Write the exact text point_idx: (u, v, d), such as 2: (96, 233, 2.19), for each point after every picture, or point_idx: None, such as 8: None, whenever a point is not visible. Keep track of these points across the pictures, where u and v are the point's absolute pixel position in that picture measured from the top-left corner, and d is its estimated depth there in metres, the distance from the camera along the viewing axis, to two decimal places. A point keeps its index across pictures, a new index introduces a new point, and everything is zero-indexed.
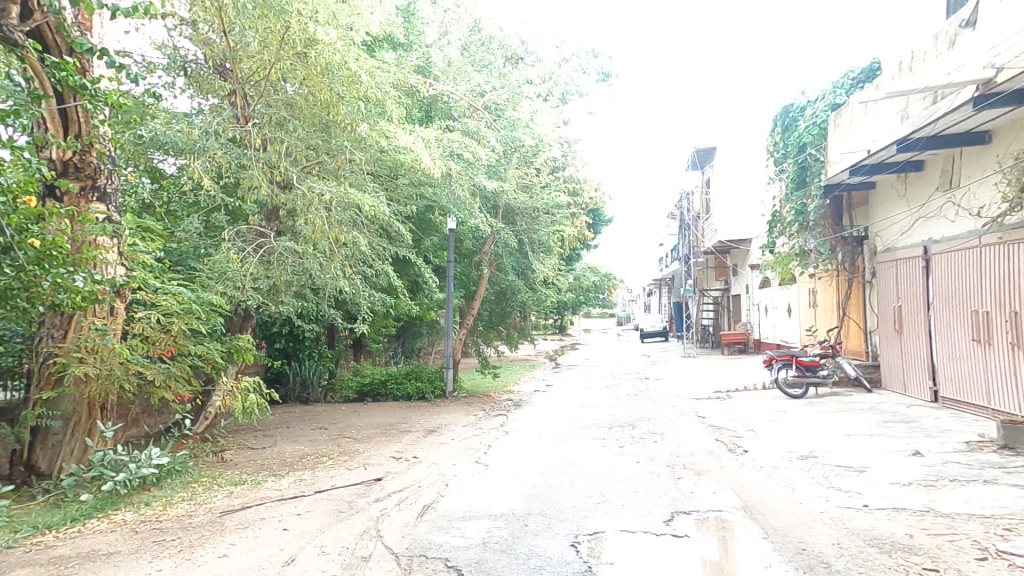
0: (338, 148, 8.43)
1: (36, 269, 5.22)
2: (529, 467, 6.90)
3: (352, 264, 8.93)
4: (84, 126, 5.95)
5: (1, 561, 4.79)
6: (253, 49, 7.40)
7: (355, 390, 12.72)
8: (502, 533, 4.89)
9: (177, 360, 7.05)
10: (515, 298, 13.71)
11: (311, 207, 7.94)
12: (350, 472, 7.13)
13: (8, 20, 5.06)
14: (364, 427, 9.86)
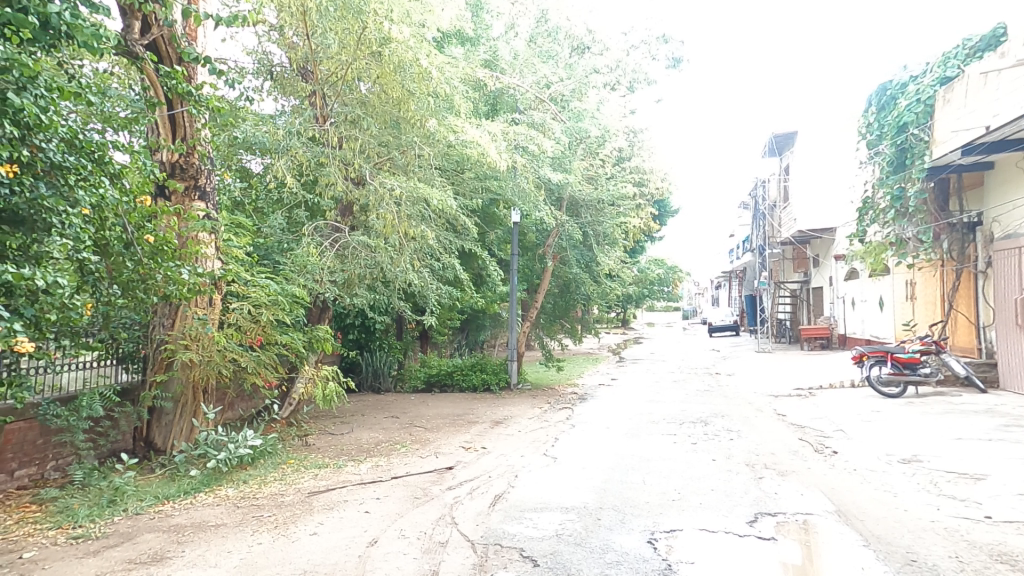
0: (408, 144, 8.66)
1: (151, 263, 5.81)
2: (599, 462, 6.85)
3: (420, 258, 9.21)
4: (189, 130, 6.55)
5: (131, 527, 5.35)
6: (333, 50, 7.77)
7: (423, 380, 13.11)
8: (575, 527, 4.89)
9: (266, 348, 7.60)
10: (579, 291, 13.62)
11: (382, 201, 8.22)
12: (423, 460, 7.36)
13: (131, 35, 5.68)
14: (432, 417, 10.14)
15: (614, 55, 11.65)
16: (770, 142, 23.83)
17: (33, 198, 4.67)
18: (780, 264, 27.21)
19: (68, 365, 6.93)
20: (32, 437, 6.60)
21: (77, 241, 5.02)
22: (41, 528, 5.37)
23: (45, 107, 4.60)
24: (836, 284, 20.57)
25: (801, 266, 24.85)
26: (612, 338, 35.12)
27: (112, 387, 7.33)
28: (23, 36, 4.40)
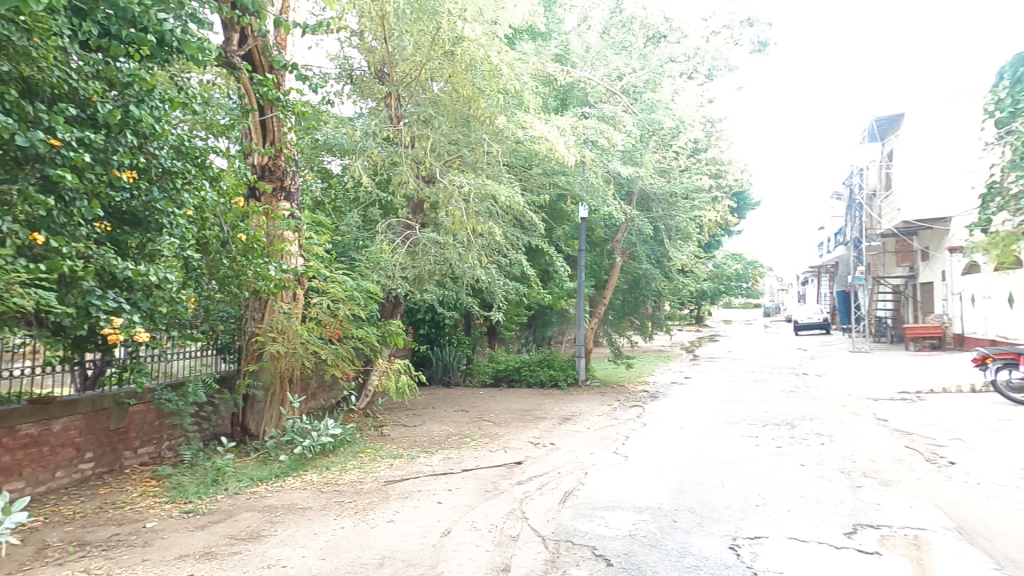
0: (478, 141, 8.71)
1: (243, 260, 6.46)
2: (674, 462, 6.64)
3: (487, 254, 9.34)
4: (278, 134, 7.08)
5: (229, 504, 5.99)
6: (408, 52, 8.02)
7: (491, 374, 13.28)
8: (649, 527, 4.75)
9: (343, 342, 8.03)
10: (650, 288, 13.24)
11: (452, 198, 8.36)
12: (493, 454, 7.44)
13: (230, 47, 6.24)
14: (501, 411, 10.25)
15: (693, 43, 11.40)
16: (871, 127, 21.82)
17: (148, 201, 5.62)
18: (880, 257, 24.98)
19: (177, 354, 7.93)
20: (150, 418, 7.80)
21: (183, 240, 5.88)
22: (158, 502, 6.15)
23: (158, 117, 5.61)
24: (951, 278, 18.68)
25: (906, 259, 22.71)
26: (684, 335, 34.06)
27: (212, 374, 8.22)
28: (144, 52, 5.36)
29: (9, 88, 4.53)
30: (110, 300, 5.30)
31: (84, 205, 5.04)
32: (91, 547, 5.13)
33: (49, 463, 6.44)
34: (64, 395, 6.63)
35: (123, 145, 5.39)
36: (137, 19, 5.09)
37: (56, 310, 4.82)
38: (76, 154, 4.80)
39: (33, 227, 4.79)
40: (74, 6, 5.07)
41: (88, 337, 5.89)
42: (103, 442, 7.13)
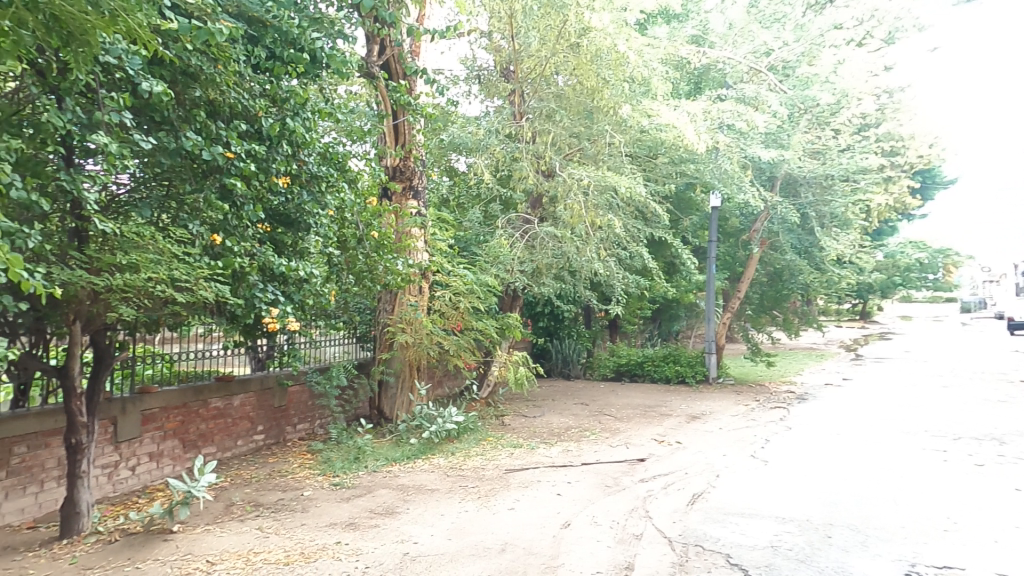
0: (599, 133, 8.86)
1: (375, 256, 7.29)
2: (823, 471, 6.06)
3: (607, 247, 9.23)
4: (408, 137, 8.08)
5: (367, 481, 6.69)
6: (534, 47, 8.28)
7: (612, 369, 13.08)
8: (796, 540, 4.38)
9: (464, 333, 8.60)
10: (794, 280, 12.11)
11: (571, 191, 8.45)
12: (613, 449, 7.34)
13: (371, 58, 7.06)
14: (622, 406, 10.08)
15: (867, 5, 10.68)
16: None
17: (299, 203, 6.37)
18: None
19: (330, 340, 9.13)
20: (306, 398, 8.92)
21: (325, 237, 6.65)
22: (312, 473, 7.12)
23: (309, 127, 6.37)
24: None
25: None
26: (834, 332, 30.73)
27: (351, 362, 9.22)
28: (300, 69, 6.30)
29: (199, 110, 5.44)
30: (269, 293, 6.09)
31: (251, 208, 5.84)
32: (263, 508, 6.08)
33: (232, 432, 7.72)
34: (242, 374, 7.86)
35: (280, 154, 6.13)
36: (297, 40, 6.13)
37: (229, 300, 5.57)
38: (245, 164, 5.59)
39: (213, 228, 5.65)
40: (249, 34, 6.07)
41: (256, 326, 6.85)
42: (271, 417, 8.33)
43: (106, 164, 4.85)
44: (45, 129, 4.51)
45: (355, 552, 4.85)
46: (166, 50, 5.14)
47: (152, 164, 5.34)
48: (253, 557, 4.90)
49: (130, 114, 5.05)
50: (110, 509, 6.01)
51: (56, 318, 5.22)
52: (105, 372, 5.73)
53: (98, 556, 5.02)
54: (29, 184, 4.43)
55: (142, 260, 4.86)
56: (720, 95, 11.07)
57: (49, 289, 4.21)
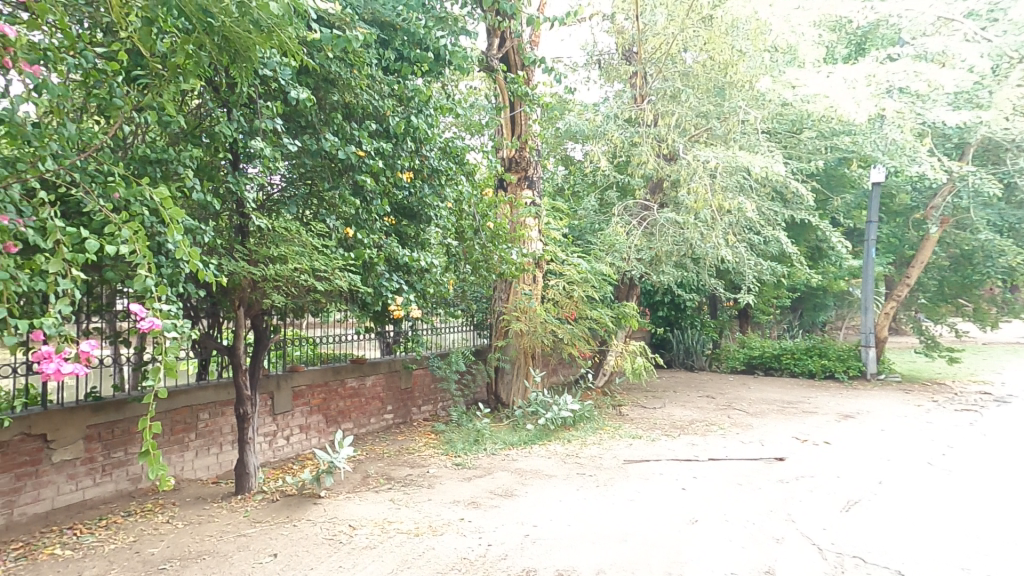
0: (731, 111, 8.63)
1: (491, 247, 7.58)
2: (1017, 489, 5.24)
3: (736, 232, 8.98)
4: (524, 128, 8.49)
5: (488, 462, 6.99)
6: (660, 25, 8.23)
7: (742, 361, 12.55)
8: (989, 565, 3.84)
9: (579, 321, 8.64)
10: (985, 263, 11.30)
11: (696, 173, 8.22)
12: (744, 445, 6.93)
13: (492, 51, 7.60)
14: (755, 401, 9.52)
15: None
16: None
17: (422, 196, 6.76)
18: None
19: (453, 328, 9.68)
20: (428, 381, 9.55)
21: (444, 229, 7.04)
22: (436, 452, 7.56)
23: (430, 123, 6.77)
24: None
25: None
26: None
27: (470, 348, 9.72)
28: (425, 68, 6.74)
29: (337, 114, 5.95)
30: (394, 281, 6.48)
31: (379, 203, 6.28)
32: (394, 481, 6.58)
33: (366, 410, 8.45)
34: (373, 357, 8.56)
35: (406, 151, 6.56)
36: (423, 40, 6.59)
37: (360, 289, 6.05)
38: (374, 161, 6.04)
39: (347, 223, 6.17)
40: (382, 39, 6.61)
41: (384, 313, 7.42)
42: (398, 398, 9.00)
43: (262, 167, 5.49)
44: (217, 138, 5.20)
45: (478, 530, 5.09)
46: (312, 59, 5.67)
47: (298, 165, 5.95)
48: (388, 525, 5.33)
49: (280, 120, 5.63)
50: (271, 472, 6.85)
51: (226, 305, 6.02)
52: (263, 352, 6.48)
53: (264, 512, 5.74)
54: (206, 187, 5.17)
55: (290, 252, 5.43)
56: (892, 53, 10.75)
57: (218, 278, 4.85)
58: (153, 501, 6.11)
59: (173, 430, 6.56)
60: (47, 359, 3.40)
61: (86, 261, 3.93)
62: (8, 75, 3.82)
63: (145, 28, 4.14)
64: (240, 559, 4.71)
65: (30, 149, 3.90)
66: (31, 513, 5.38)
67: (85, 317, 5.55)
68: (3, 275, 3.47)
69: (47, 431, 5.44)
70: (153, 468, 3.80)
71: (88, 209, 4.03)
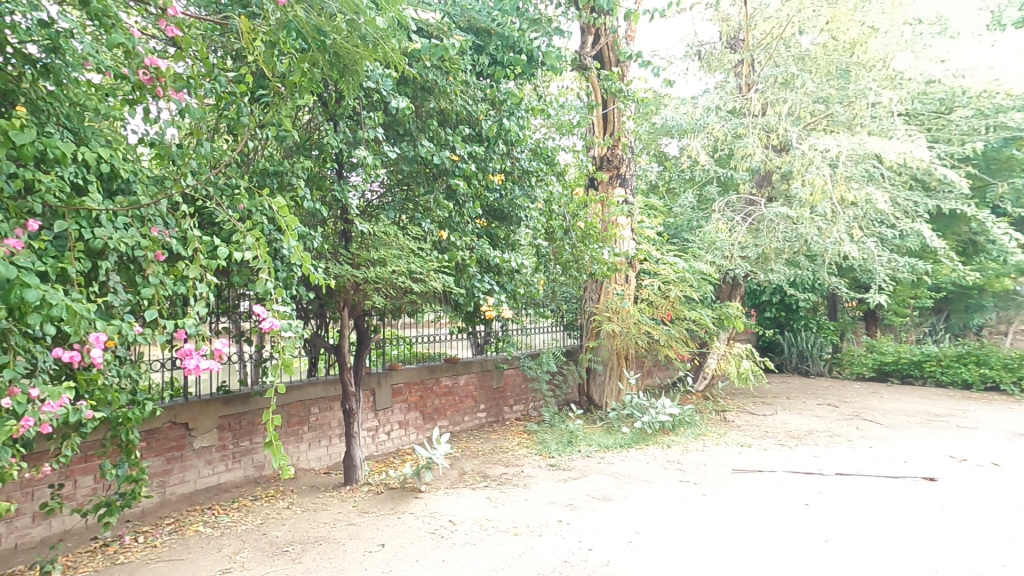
0: (858, 94, 8.44)
1: (582, 246, 7.54)
2: None
3: (862, 226, 8.88)
4: (617, 125, 8.28)
5: (585, 464, 6.94)
6: (774, 9, 8.42)
7: (872, 368, 11.95)
8: None
9: (676, 322, 8.38)
10: None
11: (811, 165, 8.09)
12: (880, 461, 6.34)
13: (584, 50, 7.59)
14: (890, 412, 8.73)
15: None
16: None
17: (512, 198, 6.80)
18: None
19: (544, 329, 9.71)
20: (520, 381, 9.63)
21: (534, 230, 7.08)
22: (529, 452, 7.59)
23: (522, 125, 6.82)
24: None
25: None
26: None
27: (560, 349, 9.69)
28: (517, 71, 6.80)
29: (431, 120, 6.13)
30: (485, 283, 6.55)
31: (471, 205, 6.41)
32: (490, 480, 6.67)
33: (460, 408, 8.67)
34: (465, 356, 8.77)
35: (498, 154, 6.65)
36: (517, 43, 6.63)
37: (453, 291, 6.15)
38: (467, 165, 6.18)
39: (441, 226, 6.32)
40: (476, 45, 6.74)
41: (475, 314, 7.52)
42: (491, 397, 9.15)
43: (364, 175, 5.79)
44: (325, 149, 5.55)
45: (578, 533, 5.02)
46: (410, 69, 5.92)
47: (395, 171, 6.14)
48: (486, 523, 5.41)
49: (381, 130, 5.88)
50: (375, 465, 7.19)
51: (332, 306, 6.39)
52: (365, 352, 6.83)
53: (371, 503, 6.04)
54: (315, 196, 5.52)
55: (387, 255, 5.63)
56: None
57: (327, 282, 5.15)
58: (274, 488, 6.63)
59: (290, 423, 7.09)
60: (187, 355, 3.70)
61: (218, 267, 4.28)
62: (156, 103, 4.32)
63: (268, 50, 4.47)
64: (352, 547, 4.97)
65: (175, 167, 4.38)
66: (179, 493, 6.04)
67: (217, 318, 6.10)
68: (154, 280, 3.88)
69: (188, 420, 6.06)
70: (275, 458, 4.08)
71: (220, 219, 4.40)
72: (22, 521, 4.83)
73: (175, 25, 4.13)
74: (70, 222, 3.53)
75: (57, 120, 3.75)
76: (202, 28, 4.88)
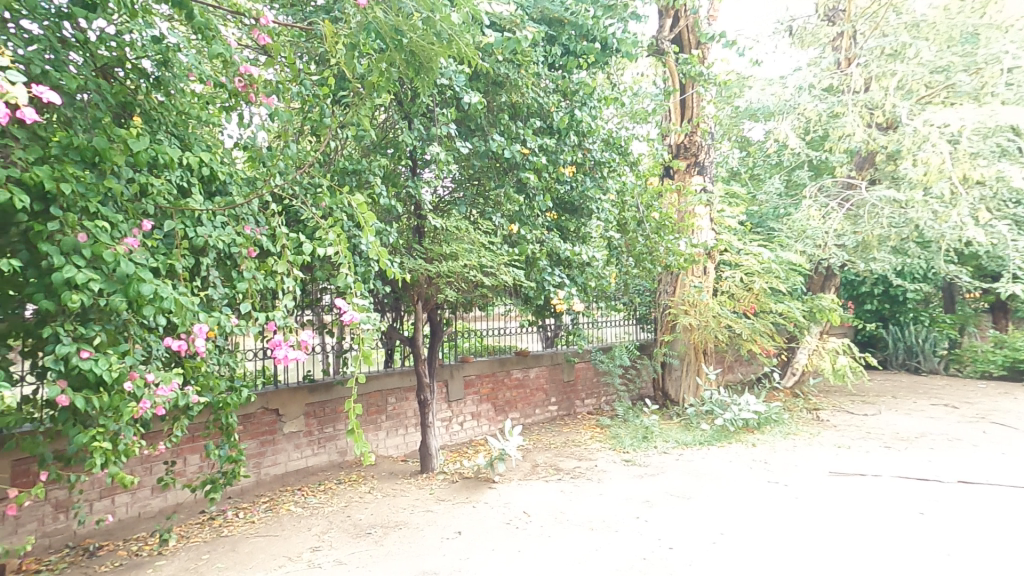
0: (989, 60, 7.81)
1: (656, 237, 7.26)
2: None
3: (991, 207, 8.20)
4: (696, 109, 7.95)
5: (662, 460, 6.74)
6: None
7: (1001, 366, 10.81)
8: None
9: (759, 316, 7.98)
10: None
11: (923, 145, 7.63)
12: (1006, 470, 5.69)
13: (662, 33, 7.37)
14: (1016, 416, 7.84)
15: None
16: None
17: (583, 190, 6.67)
18: None
19: (616, 322, 9.52)
20: (591, 374, 9.51)
21: (607, 222, 6.93)
22: (603, 446, 7.45)
23: (594, 115, 6.69)
24: None
25: None
26: None
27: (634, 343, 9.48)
28: (591, 60, 6.66)
29: (503, 114, 6.12)
30: (556, 276, 6.47)
31: (541, 199, 6.33)
32: (563, 473, 6.61)
33: (531, 401, 8.66)
34: (535, 349, 8.75)
35: (569, 146, 6.54)
36: (591, 31, 6.46)
37: (523, 284, 6.14)
38: (538, 158, 6.11)
39: (511, 219, 6.30)
40: (549, 36, 6.65)
41: (545, 307, 7.47)
42: (562, 391, 9.08)
43: (437, 171, 5.80)
44: (400, 147, 5.67)
45: (659, 530, 4.87)
46: (483, 64, 5.87)
47: (467, 167, 6.23)
48: (564, 516, 5.36)
49: (453, 126, 5.90)
50: (450, 455, 7.33)
51: (407, 299, 6.52)
52: (437, 344, 6.94)
53: (446, 492, 6.15)
54: (390, 192, 5.67)
55: (460, 249, 5.65)
56: None
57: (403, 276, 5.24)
58: (356, 473, 6.92)
59: (369, 411, 7.35)
60: (277, 345, 3.91)
61: (303, 262, 4.46)
62: (248, 108, 4.56)
63: (350, 52, 4.54)
64: (431, 533, 5.08)
65: (266, 169, 4.61)
66: (272, 474, 6.43)
67: (302, 311, 6.39)
68: (247, 276, 4.12)
69: (278, 407, 6.43)
70: (357, 445, 4.21)
71: (305, 217, 4.59)
72: (143, 493, 5.31)
73: (266, 33, 4.33)
74: (177, 222, 3.80)
75: (166, 128, 4.04)
76: (290, 35, 5.12)
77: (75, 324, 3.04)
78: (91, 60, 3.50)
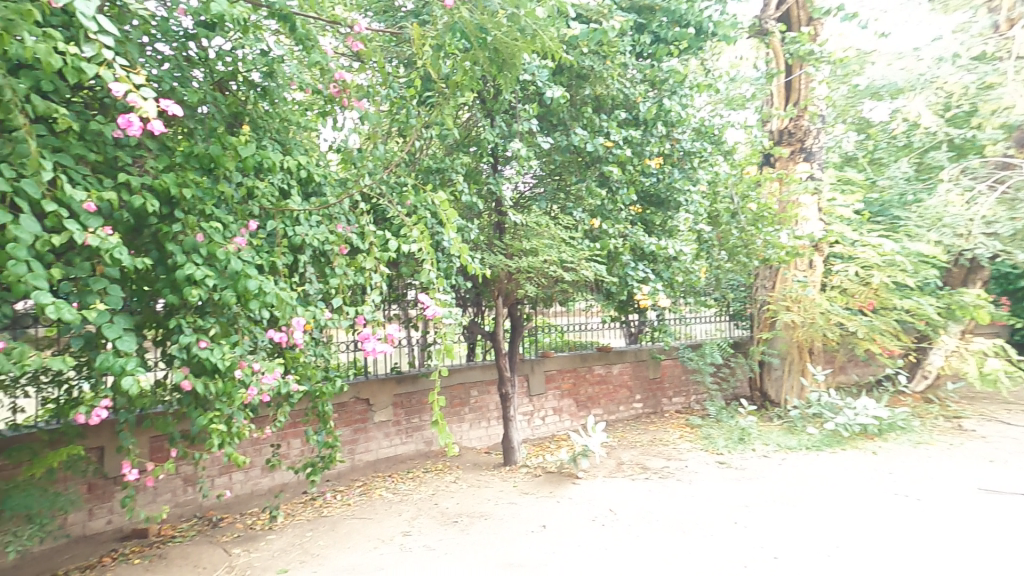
0: None
1: (752, 229, 6.79)
2: None
3: None
4: (803, 91, 7.26)
5: (761, 462, 6.30)
6: None
7: None
8: None
9: (879, 315, 7.23)
10: None
11: None
12: None
13: (767, 12, 6.85)
14: None
15: None
16: None
17: (671, 181, 6.30)
18: None
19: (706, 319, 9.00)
20: (679, 372, 9.10)
21: (696, 214, 6.57)
22: (694, 447, 7.07)
23: (684, 103, 6.28)
24: None
25: None
26: None
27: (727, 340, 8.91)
28: (683, 45, 6.27)
29: (586, 107, 5.91)
30: (639, 271, 6.25)
31: (625, 191, 6.08)
32: (650, 472, 6.35)
33: (615, 397, 8.43)
34: (618, 345, 8.47)
35: (657, 136, 6.19)
36: (684, 16, 6.15)
37: (605, 280, 5.96)
38: (622, 150, 5.84)
39: (593, 214, 6.10)
40: (638, 24, 6.33)
41: (628, 302, 7.22)
42: (647, 388, 8.75)
43: (518, 168, 5.78)
44: (482, 145, 5.66)
45: (764, 536, 4.53)
46: (567, 57, 5.73)
47: (549, 162, 6.11)
48: (657, 514, 5.14)
49: (535, 121, 5.82)
50: (533, 448, 7.32)
51: (488, 294, 6.54)
52: (517, 338, 6.93)
53: (529, 485, 6.14)
54: (472, 189, 5.67)
55: (540, 245, 5.58)
56: None
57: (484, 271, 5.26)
58: (443, 462, 7.10)
59: (452, 403, 7.52)
60: (366, 338, 4.04)
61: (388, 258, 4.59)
62: (342, 113, 4.75)
63: (435, 53, 4.56)
64: (516, 525, 5.08)
65: (357, 170, 4.78)
66: (365, 459, 6.77)
67: (390, 305, 6.63)
68: (339, 272, 4.32)
69: (369, 396, 6.75)
70: (441, 435, 4.28)
71: (392, 216, 4.70)
72: (254, 471, 5.78)
73: (359, 39, 4.45)
74: (278, 221, 4.04)
75: (271, 135, 4.29)
76: (381, 41, 5.26)
77: (195, 317, 3.33)
78: (210, 75, 3.79)
